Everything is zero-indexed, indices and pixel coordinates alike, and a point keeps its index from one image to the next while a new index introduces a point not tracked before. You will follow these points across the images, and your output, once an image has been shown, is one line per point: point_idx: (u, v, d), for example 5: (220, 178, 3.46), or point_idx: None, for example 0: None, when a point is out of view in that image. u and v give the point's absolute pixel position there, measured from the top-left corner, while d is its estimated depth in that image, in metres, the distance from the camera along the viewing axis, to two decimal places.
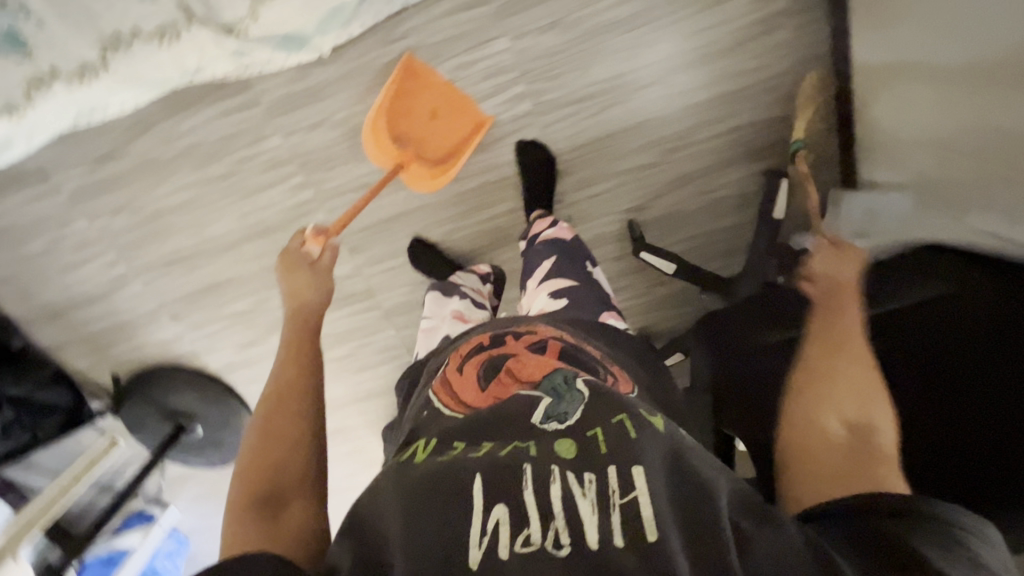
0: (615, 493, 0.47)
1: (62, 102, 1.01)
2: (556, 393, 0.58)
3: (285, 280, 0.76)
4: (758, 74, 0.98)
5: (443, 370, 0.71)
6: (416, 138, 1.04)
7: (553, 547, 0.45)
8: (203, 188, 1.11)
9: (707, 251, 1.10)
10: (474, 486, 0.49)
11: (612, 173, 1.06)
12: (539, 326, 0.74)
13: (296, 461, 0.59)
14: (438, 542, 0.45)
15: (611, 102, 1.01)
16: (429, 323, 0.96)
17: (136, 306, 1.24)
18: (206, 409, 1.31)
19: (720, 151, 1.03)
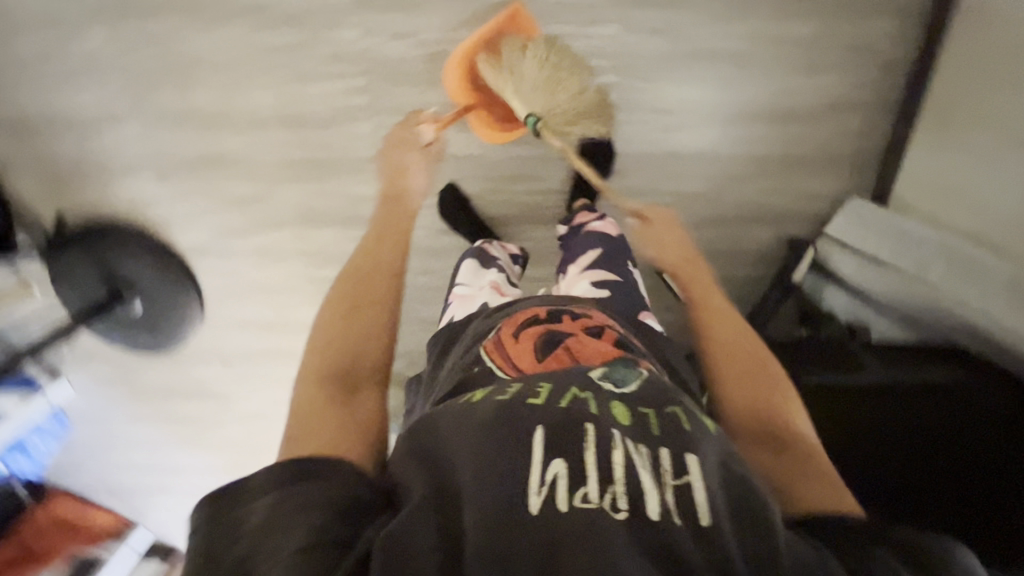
0: (671, 471, 0.49)
1: None
2: (618, 369, 0.61)
3: (390, 156, 0.94)
4: (823, 149, 1.04)
5: (496, 332, 0.73)
6: (495, 87, 1.01)
7: (612, 508, 0.46)
8: (257, 53, 1.04)
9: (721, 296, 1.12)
10: (532, 438, 0.50)
11: (662, 191, 1.08)
12: (594, 312, 0.75)
13: (369, 350, 0.69)
14: (505, 487, 0.46)
15: (686, 123, 1.05)
16: (464, 291, 0.93)
17: (122, 147, 1.12)
18: (158, 287, 1.18)
19: (766, 206, 1.07)
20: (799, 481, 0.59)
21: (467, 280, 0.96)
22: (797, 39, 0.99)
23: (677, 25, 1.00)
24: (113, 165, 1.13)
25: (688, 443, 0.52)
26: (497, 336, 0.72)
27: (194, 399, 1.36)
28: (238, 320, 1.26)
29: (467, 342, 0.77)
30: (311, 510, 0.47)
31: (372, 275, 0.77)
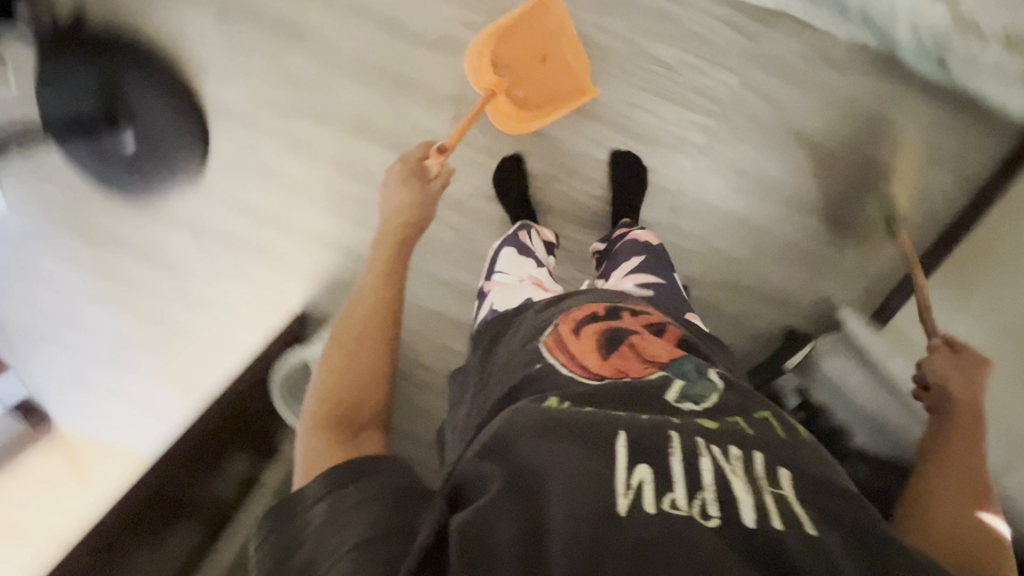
0: (763, 476, 0.51)
1: None
2: (689, 380, 0.63)
3: (400, 185, 0.82)
4: (857, 262, 1.07)
5: (555, 328, 0.72)
6: (517, 72, 0.98)
7: (703, 517, 0.47)
8: None
9: None
10: (618, 443, 0.52)
11: (703, 242, 1.09)
12: (650, 312, 0.77)
13: (370, 388, 0.64)
14: (593, 490, 0.48)
15: (750, 190, 1.05)
16: (506, 282, 0.91)
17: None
18: (165, 133, 1.04)
19: (786, 294, 1.10)
20: (962, 550, 0.52)
21: (507, 270, 0.94)
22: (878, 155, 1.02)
23: (782, 97, 1.00)
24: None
25: (778, 450, 0.54)
26: (555, 332, 0.71)
27: (145, 262, 1.22)
28: (234, 198, 1.16)
29: (528, 329, 0.77)
30: (370, 507, 0.49)
31: (374, 306, 0.71)
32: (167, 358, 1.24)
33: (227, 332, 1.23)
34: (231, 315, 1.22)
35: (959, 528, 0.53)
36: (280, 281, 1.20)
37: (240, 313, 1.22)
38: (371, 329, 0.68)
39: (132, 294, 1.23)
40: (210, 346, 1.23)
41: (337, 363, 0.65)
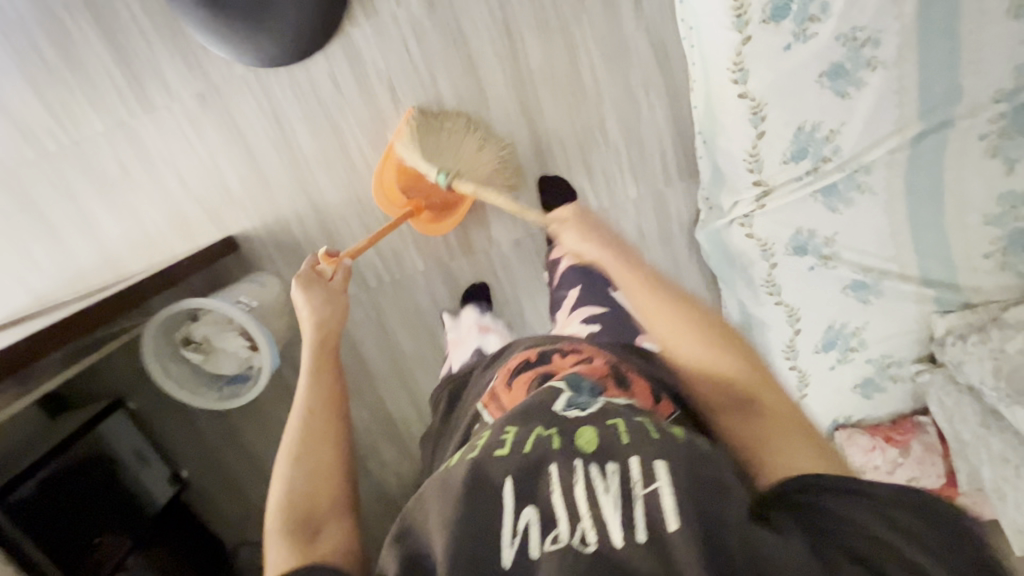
0: (638, 481, 0.48)
1: None
2: (576, 394, 0.60)
3: (302, 291, 0.86)
4: None
5: (492, 387, 0.73)
6: (426, 187, 1.05)
7: (579, 544, 0.45)
8: (588, 88, 1.01)
9: None
10: (502, 489, 0.49)
11: None
12: (583, 348, 0.74)
13: (328, 482, 0.66)
14: (482, 542, 0.46)
15: None
16: (455, 339, 1.04)
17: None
18: (294, 21, 0.92)
19: None
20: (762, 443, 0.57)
21: (455, 328, 1.07)
22: None
23: None
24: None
25: (668, 447, 0.50)
26: (491, 389, 0.73)
27: (111, 59, 0.98)
28: (275, 110, 1.00)
29: (474, 394, 0.78)
30: None
31: (315, 406, 0.73)
32: (46, 166, 1.05)
33: (134, 198, 1.07)
34: (154, 190, 1.06)
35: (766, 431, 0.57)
36: (243, 207, 1.07)
37: (168, 191, 1.06)
38: (321, 428, 0.71)
39: (59, 74, 0.99)
40: (101, 194, 1.07)
41: (290, 464, 0.67)
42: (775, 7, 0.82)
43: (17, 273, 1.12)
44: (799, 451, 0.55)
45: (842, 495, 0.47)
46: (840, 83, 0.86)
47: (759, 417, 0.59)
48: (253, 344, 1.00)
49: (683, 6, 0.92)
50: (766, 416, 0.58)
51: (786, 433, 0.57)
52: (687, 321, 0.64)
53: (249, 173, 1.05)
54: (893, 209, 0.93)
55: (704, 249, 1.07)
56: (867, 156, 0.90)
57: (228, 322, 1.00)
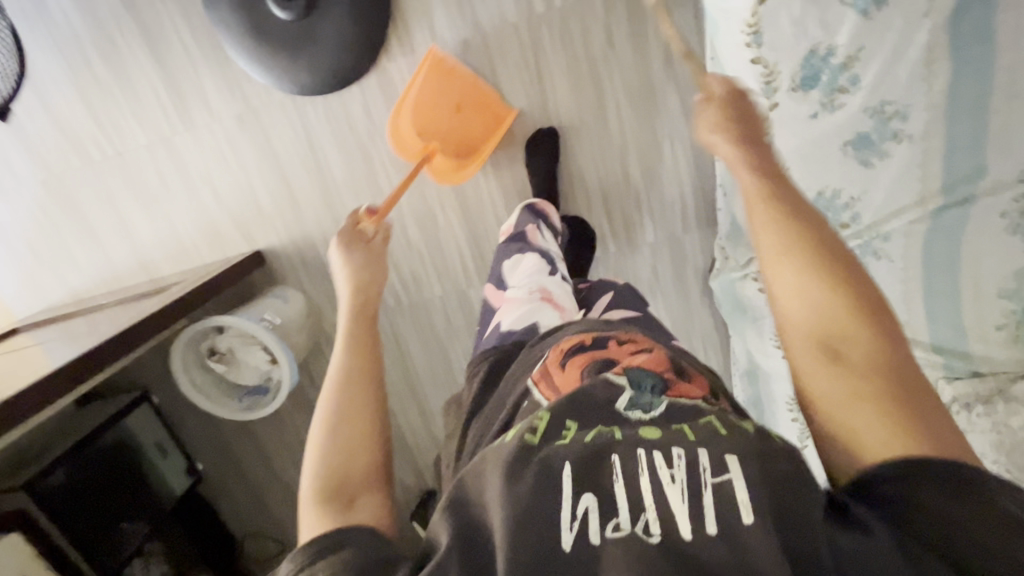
0: (707, 471, 0.42)
1: (728, 33, 0.86)
2: (642, 394, 0.50)
3: (341, 249, 0.79)
4: None
5: (542, 362, 0.59)
6: (441, 130, 1.02)
7: (644, 534, 0.39)
8: (613, 132, 1.02)
9: None
10: (562, 472, 0.43)
11: None
12: (643, 338, 0.60)
13: (366, 447, 0.56)
14: (545, 524, 0.40)
15: None
16: (515, 296, 0.81)
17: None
18: (334, 52, 0.95)
19: None
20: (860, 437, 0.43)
21: (519, 284, 0.84)
22: None
23: None
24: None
25: (740, 443, 0.43)
26: (541, 364, 0.59)
27: (156, 75, 1.01)
28: (309, 135, 1.04)
29: (512, 374, 0.63)
30: None
31: (355, 362, 0.62)
32: (91, 172, 1.10)
33: (170, 207, 1.12)
34: (191, 202, 1.11)
35: (877, 417, 0.42)
36: (273, 224, 1.12)
37: (201, 202, 1.11)
38: (363, 388, 0.60)
39: (109, 89, 1.03)
40: (141, 202, 1.12)
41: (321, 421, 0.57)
42: (804, 76, 0.84)
43: (57, 269, 1.19)
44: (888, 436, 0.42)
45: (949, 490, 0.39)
46: (865, 153, 0.88)
47: (850, 381, 0.44)
48: (274, 358, 1.04)
49: (714, 63, 0.93)
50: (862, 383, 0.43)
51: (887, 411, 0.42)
52: (784, 251, 0.49)
53: (281, 192, 1.08)
54: (910, 276, 0.91)
55: (720, 298, 1.08)
56: (886, 225, 0.92)
57: (253, 341, 1.04)
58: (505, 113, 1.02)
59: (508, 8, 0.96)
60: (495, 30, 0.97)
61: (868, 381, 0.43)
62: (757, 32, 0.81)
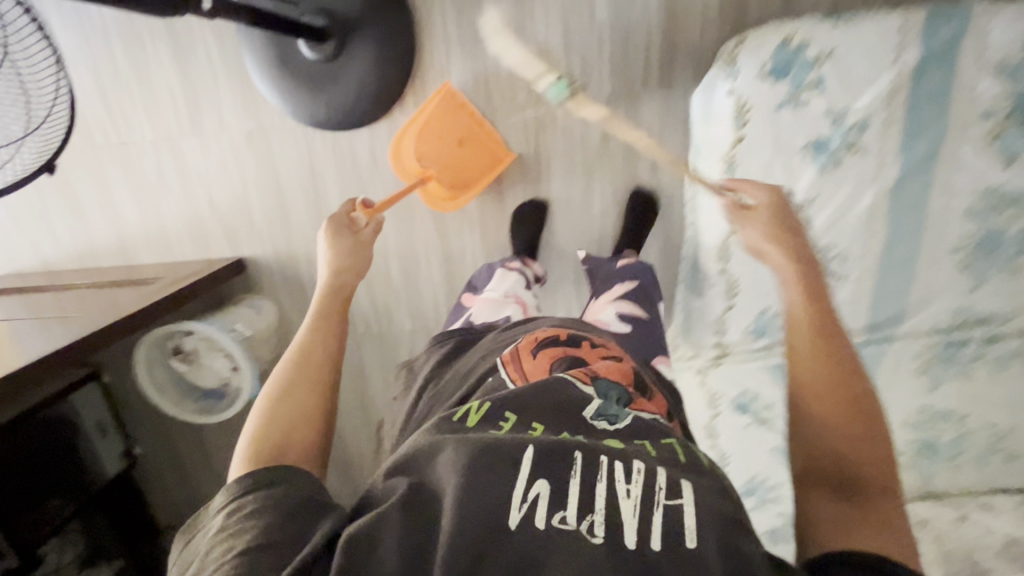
0: (661, 490, 0.46)
1: (710, 159, 0.94)
2: (608, 403, 0.56)
3: (328, 240, 0.84)
4: None
5: (514, 346, 0.68)
6: (441, 160, 1.06)
7: (588, 533, 0.44)
8: (593, 215, 1.10)
9: None
10: (524, 456, 0.48)
11: None
12: (612, 347, 0.69)
13: (307, 419, 0.64)
14: (489, 500, 0.45)
15: None
16: (490, 296, 0.95)
17: (494, 44, 1.00)
18: (353, 96, 1.00)
19: None
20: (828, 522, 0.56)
21: (494, 286, 0.97)
22: None
23: None
24: (474, 27, 1.00)
25: (694, 475, 0.50)
26: (514, 348, 0.68)
27: (176, 80, 1.05)
28: (312, 163, 1.09)
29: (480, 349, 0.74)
30: (270, 512, 0.51)
31: (312, 350, 0.71)
32: (90, 154, 1.13)
33: (163, 200, 1.15)
34: (184, 200, 1.14)
35: (847, 514, 0.55)
36: (260, 236, 1.16)
37: (195, 202, 1.14)
38: (311, 372, 0.69)
39: (126, 80, 1.06)
40: (136, 190, 1.14)
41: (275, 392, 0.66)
42: None
43: (33, 239, 1.21)
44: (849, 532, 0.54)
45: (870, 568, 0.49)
46: None
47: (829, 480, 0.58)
48: (235, 366, 1.07)
49: (692, 178, 1.00)
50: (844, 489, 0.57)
51: (841, 513, 0.55)
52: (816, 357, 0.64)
53: (275, 209, 1.13)
54: None
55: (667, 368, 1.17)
56: None
57: (216, 348, 1.06)
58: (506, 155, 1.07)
59: (520, 89, 1.02)
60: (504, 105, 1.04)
61: (845, 476, 0.58)
62: (731, 165, 0.91)
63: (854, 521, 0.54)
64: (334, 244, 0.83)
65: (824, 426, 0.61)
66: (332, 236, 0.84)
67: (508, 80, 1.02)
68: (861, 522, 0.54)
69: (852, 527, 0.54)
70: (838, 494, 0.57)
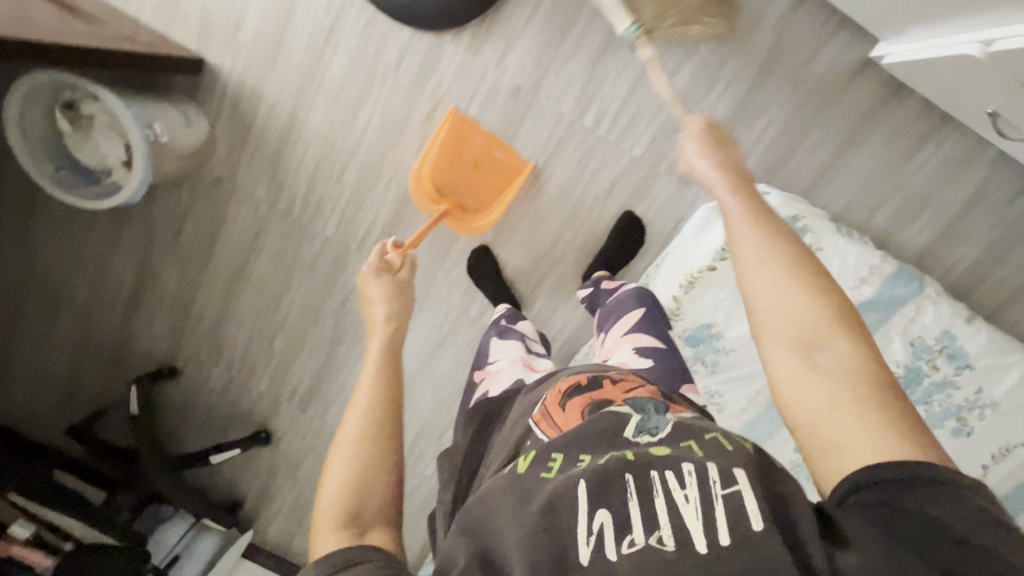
0: (717, 483, 0.51)
1: (675, 269, 1.00)
2: (647, 418, 0.63)
3: (370, 283, 0.90)
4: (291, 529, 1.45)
5: (542, 403, 0.72)
6: (459, 184, 1.03)
7: (658, 544, 0.49)
8: (557, 243, 1.09)
9: (203, 438, 1.35)
10: (580, 488, 0.53)
11: (301, 445, 1.36)
12: (632, 378, 0.75)
13: (378, 492, 0.66)
14: (557, 545, 0.51)
15: None
16: (500, 366, 0.94)
17: (572, 40, 0.95)
18: None
19: (261, 484, 1.42)
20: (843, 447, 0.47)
21: (501, 358, 0.96)
22: None
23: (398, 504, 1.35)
24: (566, 13, 0.94)
25: (740, 459, 0.53)
26: (542, 406, 0.71)
27: None
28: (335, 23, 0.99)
29: (516, 415, 0.76)
30: None
31: (376, 405, 0.72)
32: None
33: None
34: None
35: (854, 433, 0.46)
36: (237, 53, 1.03)
37: None
38: (376, 426, 0.70)
39: None
40: None
41: (346, 453, 0.68)
42: (692, 334, 1.00)
43: None
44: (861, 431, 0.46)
45: (897, 485, 0.43)
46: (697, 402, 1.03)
47: (818, 387, 0.48)
48: (127, 163, 0.93)
49: (655, 267, 1.05)
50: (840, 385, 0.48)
51: (847, 391, 0.47)
52: (770, 264, 0.54)
53: (268, 37, 1.01)
54: None
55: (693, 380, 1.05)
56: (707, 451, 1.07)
57: (117, 133, 0.93)
58: (525, 167, 1.02)
59: (568, 98, 0.98)
60: (545, 99, 0.99)
61: (851, 383, 0.48)
62: (690, 284, 0.97)
63: (872, 413, 0.46)
64: (370, 286, 0.89)
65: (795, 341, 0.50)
66: (369, 283, 0.90)
67: (563, 81, 0.97)
68: (885, 419, 0.46)
69: (865, 434, 0.46)
70: (824, 387, 0.48)
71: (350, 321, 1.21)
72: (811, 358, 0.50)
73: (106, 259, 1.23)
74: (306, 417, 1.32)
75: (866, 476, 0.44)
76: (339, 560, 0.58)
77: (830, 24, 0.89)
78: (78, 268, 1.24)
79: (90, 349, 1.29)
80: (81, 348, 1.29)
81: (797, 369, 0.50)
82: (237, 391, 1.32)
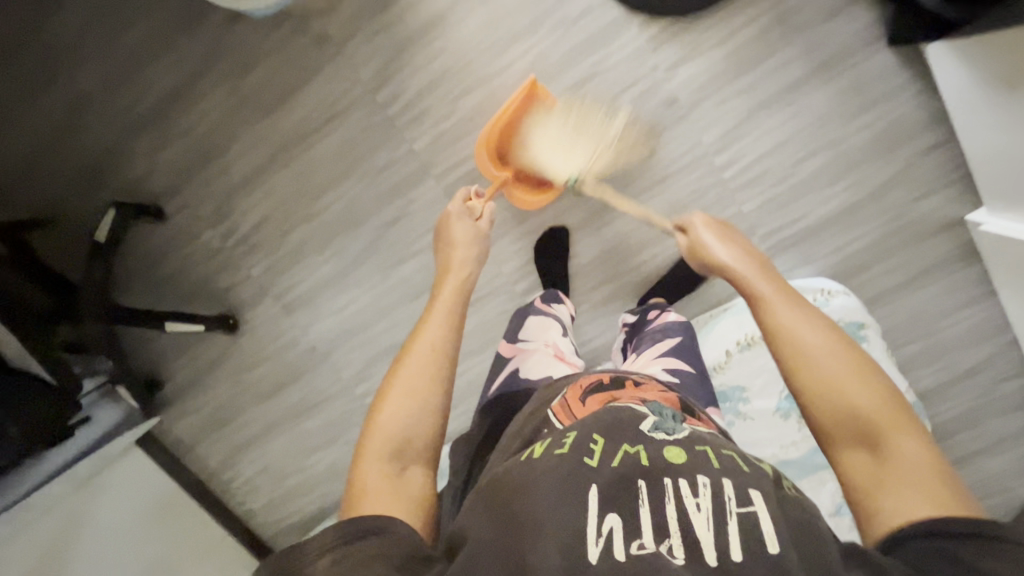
0: (732, 500, 0.47)
1: (736, 327, 1.04)
2: (664, 418, 0.58)
3: (451, 225, 0.83)
4: (205, 432, 1.27)
5: (561, 396, 0.67)
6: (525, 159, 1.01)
7: (668, 554, 0.44)
8: (632, 256, 1.09)
9: (158, 298, 1.17)
10: (589, 493, 0.48)
11: (265, 348, 1.20)
12: (652, 382, 0.70)
13: (427, 425, 0.60)
14: (564, 534, 0.46)
15: (293, 397, 1.22)
16: (527, 349, 0.87)
17: (740, 84, 0.99)
18: None
19: (197, 370, 1.24)
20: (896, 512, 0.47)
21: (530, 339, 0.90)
22: (276, 481, 1.27)
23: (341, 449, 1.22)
24: (745, 56, 0.98)
25: (754, 478, 0.50)
26: (562, 398, 0.66)
27: None
28: None
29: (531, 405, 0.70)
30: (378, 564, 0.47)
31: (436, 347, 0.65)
32: None
33: None
34: None
35: (911, 503, 0.46)
36: None
37: None
38: (432, 365, 0.63)
39: None
40: None
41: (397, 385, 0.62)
42: (725, 390, 1.02)
43: None
44: (908, 504, 0.47)
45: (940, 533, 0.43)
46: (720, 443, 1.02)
47: (874, 466, 0.50)
48: None
49: (712, 316, 1.08)
50: (890, 465, 0.49)
51: (924, 483, 0.47)
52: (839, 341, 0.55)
53: None
54: None
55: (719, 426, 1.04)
56: None
57: None
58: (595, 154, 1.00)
59: (710, 131, 1.01)
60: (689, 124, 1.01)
61: (905, 463, 0.48)
62: (747, 345, 1.02)
63: (925, 490, 0.47)
64: (452, 230, 0.82)
65: (854, 420, 0.51)
66: (453, 224, 0.83)
67: (715, 115, 1.00)
68: (936, 495, 0.46)
69: (917, 502, 0.46)
70: (880, 463, 0.49)
71: (390, 244, 1.10)
72: (901, 481, 0.48)
73: (145, 60, 1.05)
74: (285, 321, 1.17)
75: (936, 543, 0.43)
76: (354, 521, 0.50)
77: (947, 177, 0.99)
78: (106, 53, 1.05)
79: (77, 140, 1.08)
80: (63, 140, 1.08)
81: (866, 458, 0.50)
82: (222, 264, 1.15)
